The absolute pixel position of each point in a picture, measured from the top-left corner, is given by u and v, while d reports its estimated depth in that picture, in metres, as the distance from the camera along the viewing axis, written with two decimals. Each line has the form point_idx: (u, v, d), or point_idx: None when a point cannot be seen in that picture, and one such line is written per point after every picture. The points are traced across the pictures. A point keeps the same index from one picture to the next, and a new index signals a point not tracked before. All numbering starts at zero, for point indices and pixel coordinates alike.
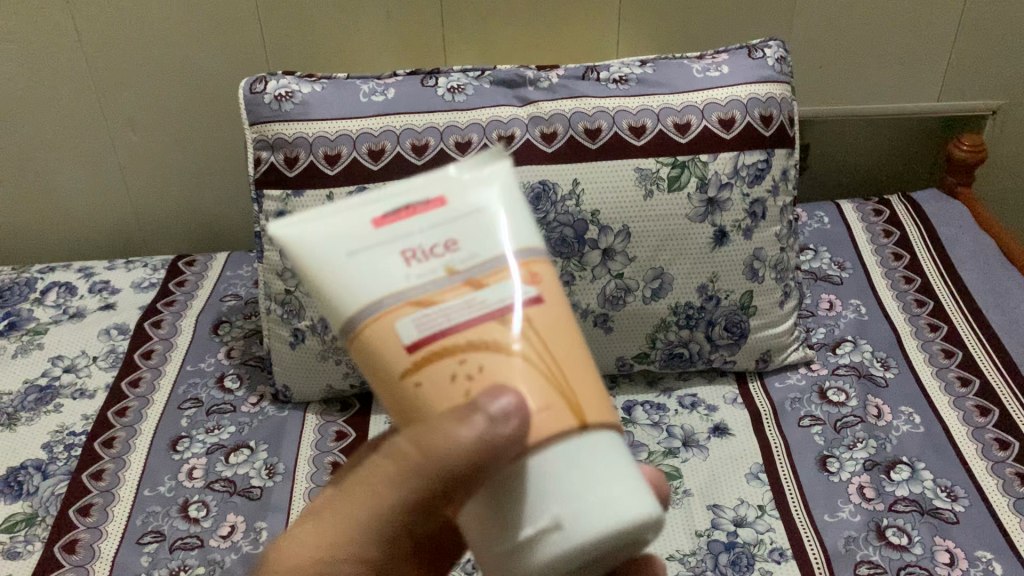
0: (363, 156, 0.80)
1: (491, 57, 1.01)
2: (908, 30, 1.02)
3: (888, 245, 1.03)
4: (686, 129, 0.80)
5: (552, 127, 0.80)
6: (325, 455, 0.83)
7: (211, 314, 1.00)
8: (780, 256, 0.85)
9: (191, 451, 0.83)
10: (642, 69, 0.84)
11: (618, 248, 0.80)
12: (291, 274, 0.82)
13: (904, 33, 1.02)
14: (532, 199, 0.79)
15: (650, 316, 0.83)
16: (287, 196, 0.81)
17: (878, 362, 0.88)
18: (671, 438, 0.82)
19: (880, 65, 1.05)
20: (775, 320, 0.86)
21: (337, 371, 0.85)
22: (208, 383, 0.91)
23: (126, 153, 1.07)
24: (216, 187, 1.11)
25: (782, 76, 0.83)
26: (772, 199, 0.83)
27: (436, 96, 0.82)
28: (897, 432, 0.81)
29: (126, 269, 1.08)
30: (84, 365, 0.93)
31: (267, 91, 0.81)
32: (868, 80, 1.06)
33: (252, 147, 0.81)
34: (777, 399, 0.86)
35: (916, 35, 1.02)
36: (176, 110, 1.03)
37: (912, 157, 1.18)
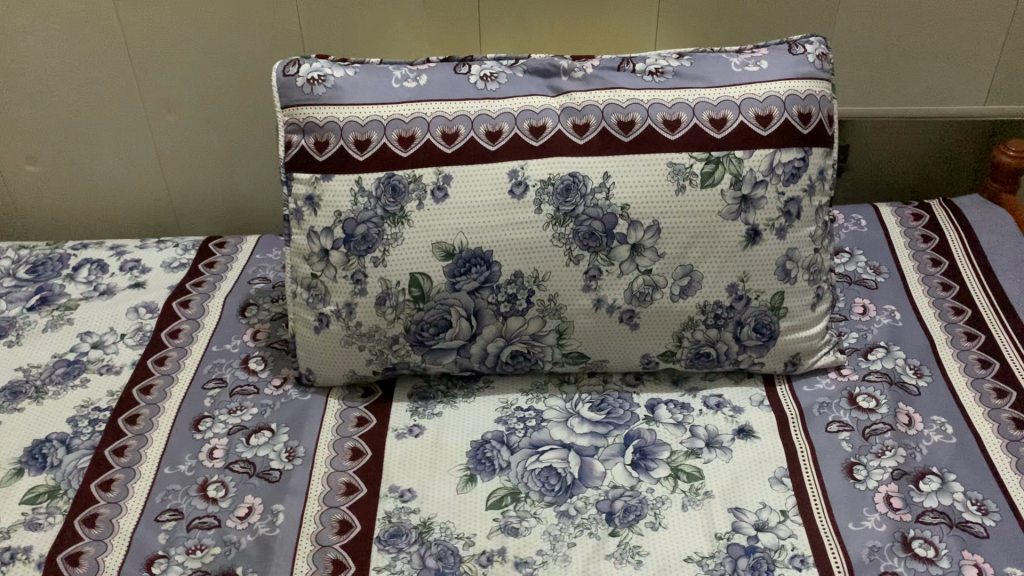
0: (393, 142, 0.80)
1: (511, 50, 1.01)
2: (950, 33, 0.99)
3: (927, 250, 1.00)
4: (722, 124, 0.79)
5: (584, 118, 0.80)
6: (344, 441, 0.82)
7: (238, 296, 1.00)
8: (813, 257, 0.83)
9: (212, 431, 0.84)
10: (679, 61, 0.82)
11: (648, 243, 0.79)
12: (318, 258, 0.82)
13: (949, 35, 1.00)
14: (561, 191, 0.79)
15: (678, 314, 0.81)
16: (316, 179, 0.81)
17: (911, 370, 0.86)
18: (694, 438, 0.80)
19: (924, 67, 1.02)
20: (806, 322, 0.84)
21: (359, 357, 0.84)
22: (233, 364, 0.91)
23: (160, 133, 1.08)
24: (248, 169, 1.11)
25: (823, 74, 0.82)
26: (807, 198, 0.81)
27: (469, 84, 0.81)
28: (928, 441, 0.79)
29: (157, 247, 1.08)
30: (112, 342, 0.94)
31: (300, 74, 0.81)
32: (911, 82, 1.04)
33: (284, 130, 0.82)
34: (805, 403, 0.84)
35: (961, 37, 1.00)
36: (212, 91, 1.04)
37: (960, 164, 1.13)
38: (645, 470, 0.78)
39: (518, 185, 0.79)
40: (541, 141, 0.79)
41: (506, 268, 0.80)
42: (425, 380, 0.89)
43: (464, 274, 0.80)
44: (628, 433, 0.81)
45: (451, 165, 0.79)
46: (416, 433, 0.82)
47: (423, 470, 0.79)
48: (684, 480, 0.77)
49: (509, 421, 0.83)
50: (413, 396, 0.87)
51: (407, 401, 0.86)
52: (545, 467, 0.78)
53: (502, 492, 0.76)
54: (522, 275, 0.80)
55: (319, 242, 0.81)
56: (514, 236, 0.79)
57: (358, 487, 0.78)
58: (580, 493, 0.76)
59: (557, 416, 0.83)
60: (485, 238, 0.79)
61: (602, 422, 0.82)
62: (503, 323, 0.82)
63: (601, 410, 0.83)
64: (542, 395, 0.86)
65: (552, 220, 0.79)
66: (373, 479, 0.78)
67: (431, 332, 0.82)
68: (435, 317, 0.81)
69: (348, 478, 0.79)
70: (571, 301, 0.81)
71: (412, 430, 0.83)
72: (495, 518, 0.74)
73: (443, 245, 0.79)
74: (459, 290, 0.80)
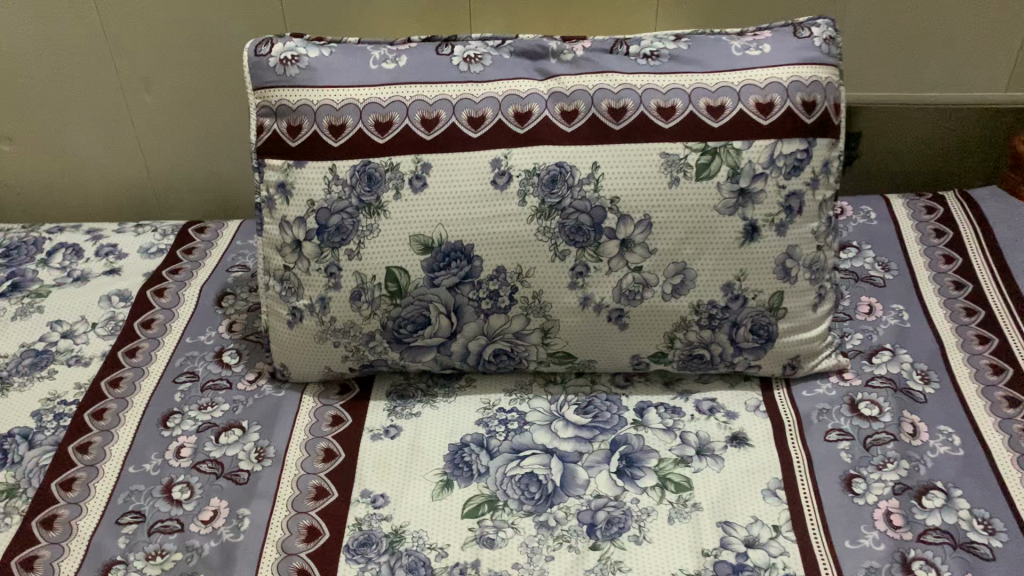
0: (370, 128, 0.75)
1: (496, 27, 0.96)
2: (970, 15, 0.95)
3: (939, 246, 0.95)
4: (719, 113, 0.74)
5: (573, 104, 0.75)
6: (317, 441, 0.79)
7: (216, 285, 0.96)
8: (816, 255, 0.78)
9: (181, 428, 0.80)
10: (676, 44, 0.77)
11: (638, 238, 0.74)
12: (291, 250, 0.77)
13: (970, 16, 0.94)
14: (547, 182, 0.74)
15: (670, 313, 0.77)
16: (289, 166, 0.76)
17: (917, 376, 0.81)
18: (684, 445, 0.76)
19: (940, 54, 0.98)
20: (807, 324, 0.79)
21: (334, 353, 0.80)
22: (206, 357, 0.87)
23: (139, 114, 1.04)
24: (230, 151, 1.07)
25: (830, 59, 0.76)
26: (810, 193, 0.76)
27: (451, 66, 0.77)
28: (933, 453, 0.74)
29: (135, 232, 1.04)
30: (83, 331, 0.90)
31: (273, 54, 0.76)
32: (927, 68, 0.99)
33: (256, 113, 0.77)
34: (804, 409, 0.79)
35: (983, 19, 0.95)
36: (191, 70, 1.00)
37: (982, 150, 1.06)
38: (631, 478, 0.73)
39: (502, 176, 0.74)
40: (526, 129, 0.75)
41: (487, 263, 0.75)
42: (404, 377, 0.85)
43: (443, 269, 0.75)
44: (615, 439, 0.77)
45: (430, 153, 0.75)
46: (393, 434, 0.79)
47: (397, 474, 0.75)
48: (671, 490, 0.72)
49: (491, 423, 0.79)
50: (391, 395, 0.83)
51: (385, 400, 0.82)
52: (525, 474, 0.74)
53: (479, 499, 0.72)
54: (505, 270, 0.75)
55: (292, 232, 0.77)
56: (497, 229, 0.75)
57: (329, 491, 0.74)
58: (561, 502, 0.72)
59: (540, 418, 0.79)
60: (466, 230, 0.75)
61: (588, 426, 0.78)
62: (485, 321, 0.77)
63: (588, 413, 0.79)
64: (526, 396, 0.81)
65: (537, 213, 0.74)
66: (345, 483, 0.75)
67: (409, 328, 0.78)
68: (413, 313, 0.77)
69: (319, 481, 0.75)
70: (556, 299, 0.76)
71: (388, 431, 0.79)
72: (470, 527, 0.70)
73: (421, 238, 0.75)
74: (439, 285, 0.76)
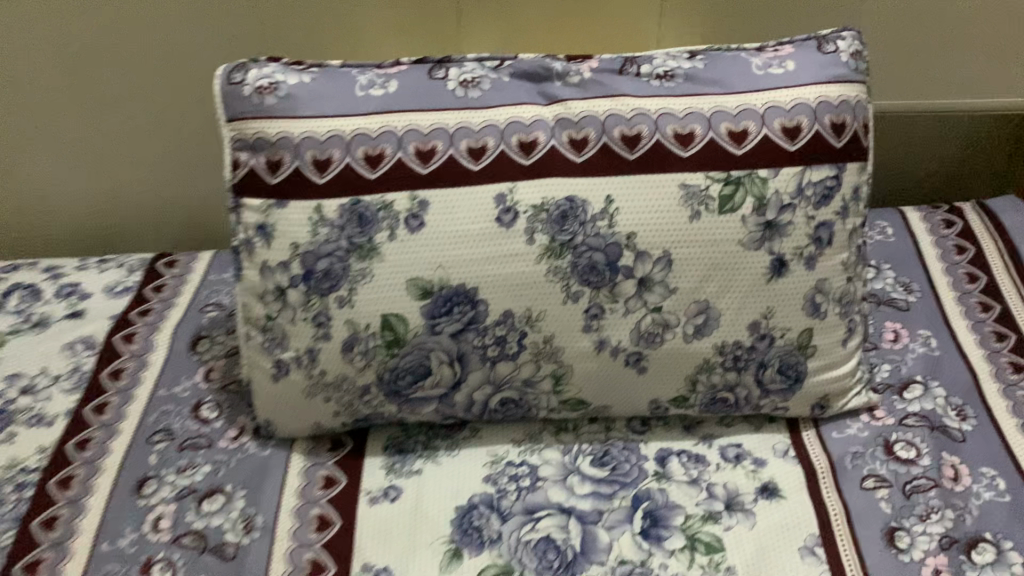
0: (359, 163, 0.68)
1: (496, 50, 0.91)
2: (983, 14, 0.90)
3: (962, 263, 0.90)
4: (743, 139, 0.67)
5: (583, 132, 0.68)
6: (310, 507, 0.71)
7: (189, 327, 0.88)
8: (846, 288, 0.72)
9: (159, 496, 0.73)
10: (691, 62, 0.70)
11: (657, 277, 0.68)
12: (274, 297, 0.70)
13: (978, 15, 0.91)
14: (557, 218, 0.67)
15: (693, 356, 0.70)
16: (269, 205, 0.69)
17: (953, 412, 0.76)
18: (712, 499, 0.70)
19: (949, 58, 0.94)
20: (837, 361, 0.73)
21: (326, 409, 0.73)
22: (182, 411, 0.80)
23: (99, 139, 0.95)
24: (200, 175, 0.99)
25: (858, 75, 0.70)
26: (840, 222, 0.70)
27: (446, 91, 0.69)
28: (978, 500, 0.69)
29: (99, 269, 0.96)
30: (44, 385, 0.82)
31: (248, 82, 0.69)
32: (935, 73, 0.95)
33: (229, 146, 0.69)
34: (836, 453, 0.74)
35: (991, 19, 0.92)
36: (156, 90, 0.92)
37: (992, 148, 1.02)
38: (657, 540, 0.67)
39: (507, 212, 0.68)
40: (532, 160, 0.68)
41: (493, 307, 0.69)
42: (402, 429, 0.78)
43: (444, 315, 0.69)
44: (636, 495, 0.71)
45: (427, 188, 0.68)
46: (393, 497, 0.72)
47: (401, 543, 0.68)
48: (702, 553, 0.66)
49: (500, 481, 0.72)
50: (389, 450, 0.76)
51: (382, 456, 0.76)
52: (542, 539, 0.67)
53: (493, 571, 0.66)
54: (512, 315, 0.69)
55: (274, 279, 0.69)
56: (503, 271, 0.68)
57: (326, 567, 0.67)
58: (582, 571, 0.66)
59: (554, 473, 0.73)
60: (469, 273, 0.68)
61: (606, 481, 0.72)
62: (491, 369, 0.71)
63: (605, 465, 0.73)
64: (537, 447, 0.75)
65: (546, 252, 0.68)
66: (344, 556, 0.68)
67: (407, 379, 0.71)
68: (412, 364, 0.70)
69: (315, 554, 0.68)
70: (569, 344, 0.70)
71: (387, 493, 0.72)
72: None
73: (419, 282, 0.68)
74: (440, 333, 0.69)
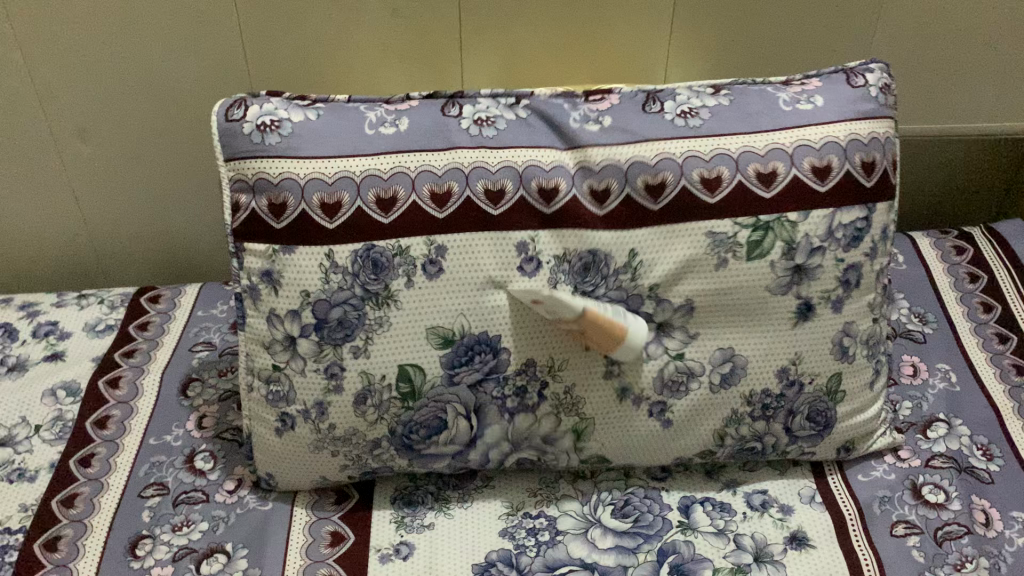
0: (369, 206, 0.64)
1: (500, 82, 0.88)
2: (995, 39, 0.89)
3: (976, 292, 0.88)
4: (773, 180, 0.64)
5: (604, 182, 0.65)
6: (317, 566, 0.67)
7: (179, 370, 0.84)
8: (873, 328, 0.69)
9: (154, 557, 0.67)
10: (716, 98, 0.67)
11: (679, 324, 0.66)
12: (279, 347, 0.66)
13: (993, 38, 0.89)
14: (579, 270, 0.65)
15: (721, 404, 0.68)
16: (272, 251, 0.64)
17: (979, 452, 0.74)
18: (740, 551, 0.67)
19: (963, 81, 0.92)
20: (864, 404, 0.71)
21: (332, 463, 0.69)
22: (175, 463, 0.75)
23: (76, 169, 0.90)
24: (184, 204, 0.94)
25: (887, 110, 0.68)
26: (870, 263, 0.67)
27: (460, 130, 0.66)
28: (1012, 547, 0.67)
29: (78, 305, 0.91)
30: (24, 437, 0.77)
31: (248, 119, 0.64)
32: (947, 96, 0.94)
33: (228, 187, 0.65)
34: (863, 498, 0.71)
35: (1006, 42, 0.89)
36: (138, 117, 0.87)
37: (995, 168, 1.00)
38: None
39: (529, 261, 0.65)
40: (552, 209, 0.65)
41: (514, 357, 0.66)
42: (410, 479, 0.74)
43: (464, 365, 0.65)
44: (662, 548, 0.67)
45: (444, 233, 0.64)
46: (405, 554, 0.68)
47: None
48: None
49: (518, 534, 0.69)
50: (397, 502, 0.72)
51: (391, 509, 0.72)
52: None
53: None
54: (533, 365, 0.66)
55: (283, 327, 0.65)
56: (524, 321, 0.65)
57: None
58: None
59: (574, 526, 0.69)
60: (488, 322, 0.65)
61: (629, 533, 0.69)
62: (509, 423, 0.67)
63: (627, 516, 0.70)
64: (554, 497, 0.72)
65: None
66: None
67: (422, 434, 0.67)
68: (426, 417, 0.66)
69: None
70: (590, 396, 0.67)
71: (399, 550, 0.68)
72: None
73: (438, 331, 0.65)
74: (458, 384, 0.66)
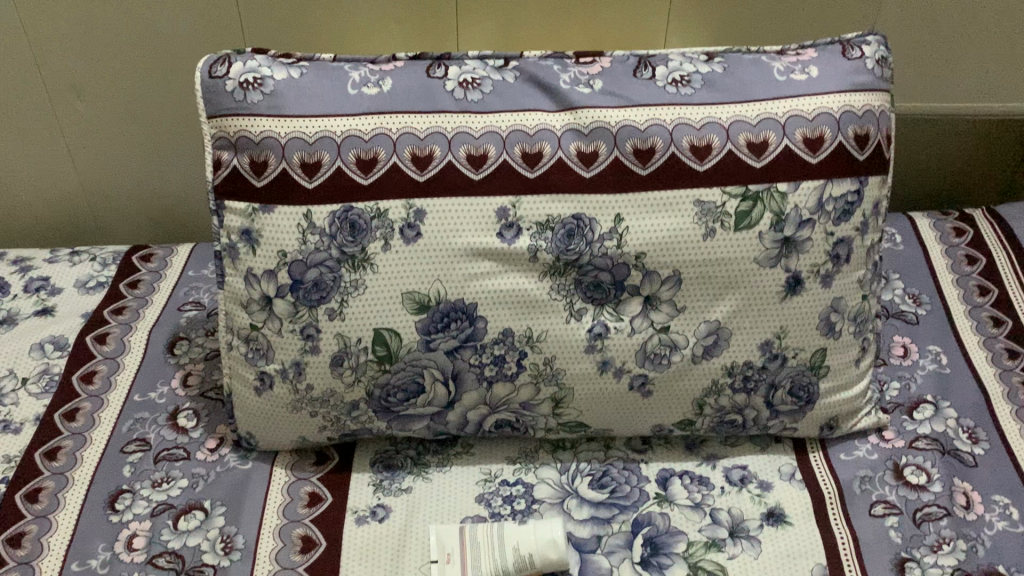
0: (350, 166, 0.63)
1: (500, 48, 0.87)
2: (1005, 20, 0.87)
3: (973, 274, 0.87)
4: (762, 150, 0.63)
5: (593, 145, 0.64)
6: (293, 526, 0.67)
7: (166, 329, 0.84)
8: (861, 305, 0.68)
9: (132, 512, 0.68)
10: (709, 66, 0.66)
11: (664, 295, 0.65)
12: (259, 307, 0.66)
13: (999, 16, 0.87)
14: (563, 237, 0.64)
15: (701, 376, 0.67)
16: (253, 209, 0.64)
17: (964, 434, 0.73)
18: (716, 525, 0.67)
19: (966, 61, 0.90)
20: (849, 381, 0.70)
21: (311, 423, 0.69)
22: (158, 420, 0.75)
23: (71, 125, 0.90)
24: (178, 164, 0.94)
25: (883, 83, 0.66)
26: (859, 239, 0.66)
27: (445, 93, 0.65)
28: (991, 530, 0.66)
29: (70, 261, 0.91)
30: (11, 389, 0.77)
31: (231, 76, 0.64)
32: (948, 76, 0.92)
33: (210, 145, 0.65)
34: (844, 477, 0.71)
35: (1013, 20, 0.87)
36: (133, 76, 0.86)
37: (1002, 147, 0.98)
38: (658, 568, 0.64)
39: (509, 228, 0.64)
40: (537, 172, 0.64)
41: (493, 324, 0.65)
42: (391, 443, 0.75)
43: (441, 330, 0.65)
44: (637, 519, 0.67)
45: (424, 197, 0.64)
46: (381, 516, 0.68)
47: (387, 566, 0.65)
48: None
49: (494, 501, 0.69)
50: (377, 465, 0.72)
51: (369, 472, 0.72)
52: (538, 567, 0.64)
53: None
54: (512, 333, 0.66)
55: (260, 287, 0.65)
56: (503, 288, 0.65)
57: None
58: None
59: (551, 494, 0.69)
60: (467, 288, 0.65)
61: (605, 503, 0.69)
62: (488, 389, 0.67)
63: (604, 487, 0.70)
64: (532, 465, 0.72)
65: (549, 270, 0.65)
66: None
67: (400, 396, 0.67)
68: (405, 380, 0.66)
69: None
70: (570, 365, 0.66)
71: (375, 512, 0.69)
72: None
73: (415, 295, 0.64)
74: (436, 349, 0.65)
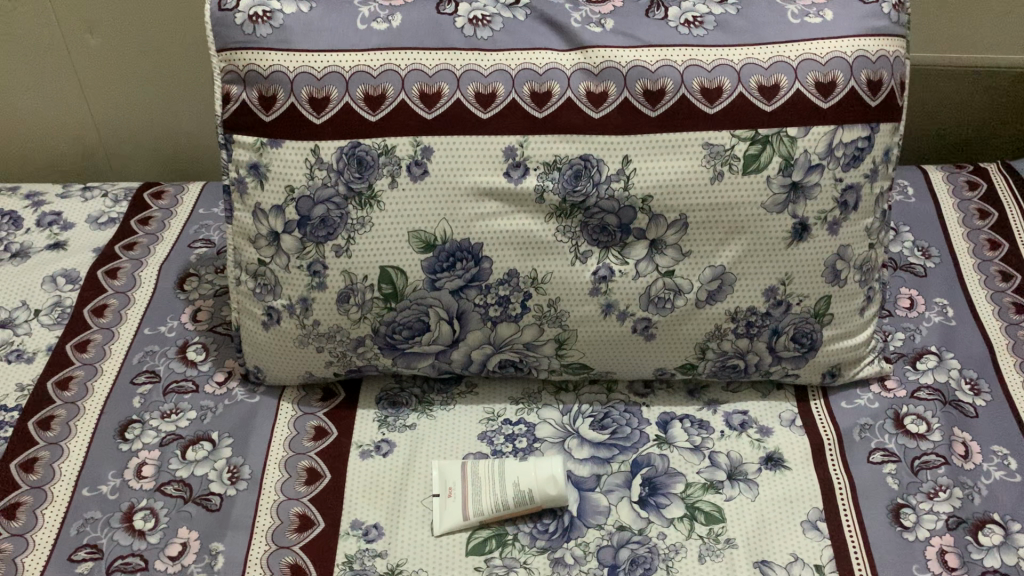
0: (358, 102, 0.63)
1: None
2: None
3: (984, 228, 0.86)
4: (773, 94, 0.63)
5: (602, 86, 0.64)
6: (299, 458, 0.69)
7: (176, 265, 0.85)
8: (868, 254, 0.68)
9: (142, 441, 0.69)
10: (723, 7, 0.65)
11: (670, 239, 0.65)
12: (267, 242, 0.66)
13: None
14: (570, 177, 0.64)
15: (704, 321, 0.68)
16: (262, 144, 0.64)
17: (967, 386, 0.73)
18: (715, 467, 0.68)
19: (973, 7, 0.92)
20: (852, 329, 0.70)
21: (317, 359, 0.70)
22: (167, 353, 0.77)
23: (81, 58, 0.90)
24: (187, 100, 0.94)
25: (899, 29, 0.65)
26: (868, 186, 0.66)
27: (454, 29, 0.64)
28: (988, 479, 0.67)
29: (82, 197, 0.92)
30: (24, 320, 0.78)
31: (240, 8, 0.63)
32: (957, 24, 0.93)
33: (220, 79, 0.64)
34: (844, 424, 0.71)
35: None
36: (142, 7, 0.86)
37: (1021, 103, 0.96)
38: (656, 508, 0.65)
39: (516, 167, 0.64)
40: (544, 113, 0.64)
41: (498, 265, 0.66)
42: (396, 381, 0.76)
43: (446, 270, 0.65)
44: (636, 460, 0.68)
45: (431, 135, 0.64)
46: (385, 452, 0.69)
47: (390, 499, 0.66)
48: (701, 523, 0.64)
49: (497, 439, 0.70)
50: (381, 402, 0.73)
51: (374, 408, 0.73)
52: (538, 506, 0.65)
53: (487, 533, 0.64)
54: (517, 275, 0.66)
55: (268, 222, 0.65)
56: (508, 228, 0.65)
57: (313, 521, 0.64)
58: (579, 537, 0.64)
59: (552, 434, 0.70)
60: (472, 228, 0.65)
61: (606, 444, 0.70)
62: (492, 329, 0.68)
63: (605, 428, 0.71)
64: (534, 406, 0.73)
65: (556, 212, 0.65)
66: (332, 509, 0.65)
67: (405, 334, 0.68)
68: (410, 318, 0.67)
69: (302, 508, 0.65)
70: (574, 307, 0.67)
71: (379, 447, 0.70)
72: (476, 567, 0.62)
73: (421, 234, 0.65)
74: (441, 288, 0.66)
